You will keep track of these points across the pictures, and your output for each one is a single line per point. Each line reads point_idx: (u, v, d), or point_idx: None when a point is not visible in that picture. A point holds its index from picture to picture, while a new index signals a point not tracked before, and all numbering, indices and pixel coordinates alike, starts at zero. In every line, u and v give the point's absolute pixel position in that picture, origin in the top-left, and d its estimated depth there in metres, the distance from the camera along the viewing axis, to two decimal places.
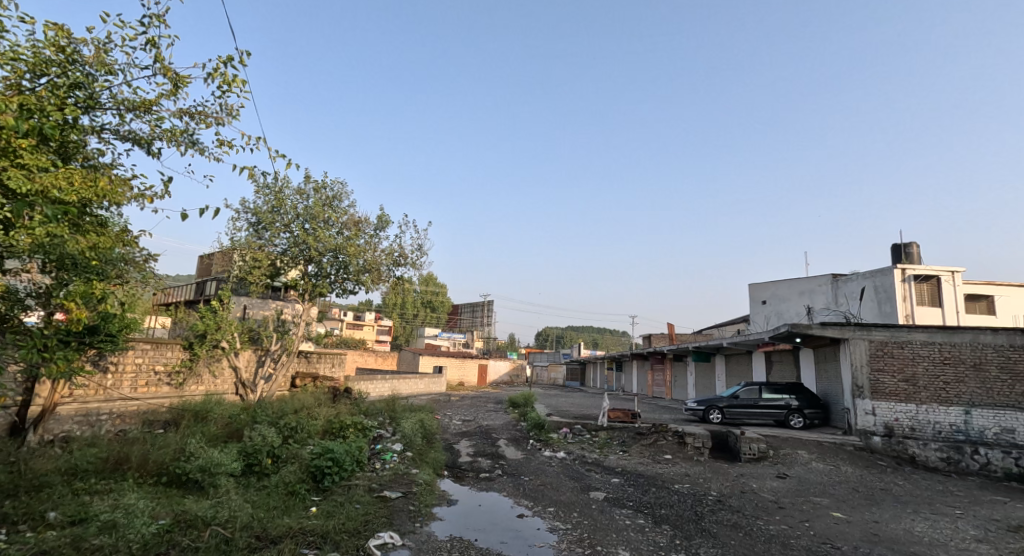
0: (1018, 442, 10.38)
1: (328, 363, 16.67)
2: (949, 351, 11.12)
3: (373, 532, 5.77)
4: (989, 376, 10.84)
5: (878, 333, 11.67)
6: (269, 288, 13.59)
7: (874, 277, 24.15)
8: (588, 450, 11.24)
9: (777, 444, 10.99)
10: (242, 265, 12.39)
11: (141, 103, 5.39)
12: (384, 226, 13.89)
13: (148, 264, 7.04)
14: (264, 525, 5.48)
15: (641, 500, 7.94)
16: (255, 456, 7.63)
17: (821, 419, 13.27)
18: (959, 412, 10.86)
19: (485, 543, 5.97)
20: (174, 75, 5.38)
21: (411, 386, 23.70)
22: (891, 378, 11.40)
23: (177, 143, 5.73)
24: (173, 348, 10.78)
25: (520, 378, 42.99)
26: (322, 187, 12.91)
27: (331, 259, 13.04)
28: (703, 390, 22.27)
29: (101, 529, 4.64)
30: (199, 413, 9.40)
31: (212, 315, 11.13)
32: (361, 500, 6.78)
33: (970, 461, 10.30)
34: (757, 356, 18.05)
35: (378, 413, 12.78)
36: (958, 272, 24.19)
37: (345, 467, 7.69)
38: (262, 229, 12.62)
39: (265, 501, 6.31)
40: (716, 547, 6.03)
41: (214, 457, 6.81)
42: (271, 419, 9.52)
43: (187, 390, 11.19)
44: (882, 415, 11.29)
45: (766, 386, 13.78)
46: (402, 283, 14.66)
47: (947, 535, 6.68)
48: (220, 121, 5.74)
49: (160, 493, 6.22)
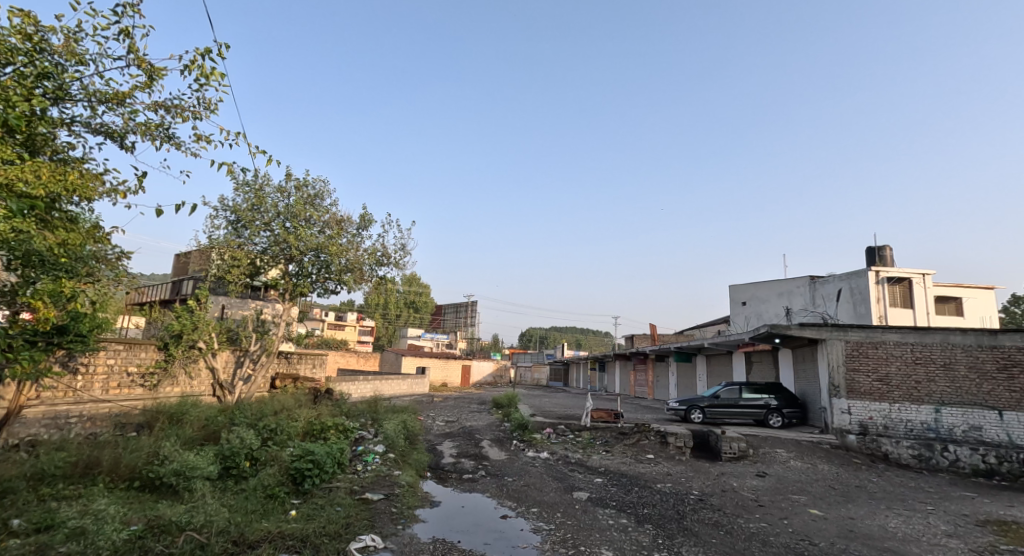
0: (986, 439, 10.71)
1: (310, 363, 16.45)
2: (921, 351, 11.42)
3: (354, 535, 5.68)
4: (958, 375, 11.14)
5: (854, 333, 11.97)
6: (248, 288, 13.32)
7: (850, 279, 24.76)
8: (572, 450, 11.28)
9: (756, 443, 11.15)
10: (221, 264, 12.11)
11: (113, 96, 5.22)
12: (367, 225, 13.71)
13: (121, 262, 6.84)
14: (242, 530, 5.34)
15: (624, 500, 7.97)
16: (232, 459, 7.44)
17: (799, 418, 13.54)
18: (930, 410, 11.16)
19: (469, 545, 5.92)
20: (150, 67, 5.23)
21: (394, 387, 23.52)
22: (866, 377, 11.69)
23: (152, 137, 5.57)
24: (147, 349, 10.48)
25: (504, 379, 43.01)
26: (304, 185, 12.70)
27: (313, 258, 12.83)
28: (684, 389, 22.52)
29: (69, 536, 4.46)
30: (174, 415, 9.13)
31: (188, 314, 10.82)
32: (342, 502, 6.68)
33: (940, 459, 10.62)
34: (737, 356, 18.37)
35: (360, 414, 12.68)
36: (929, 275, 24.95)
37: (325, 469, 7.59)
38: (241, 227, 12.34)
39: (243, 505, 6.16)
40: (698, 546, 6.08)
41: (189, 460, 6.63)
42: (249, 422, 9.32)
43: (162, 392, 10.86)
44: (857, 414, 11.57)
45: (746, 385, 13.99)
46: (385, 283, 14.48)
47: (919, 531, 6.86)
48: (197, 115, 5.62)
49: (132, 498, 6.02)
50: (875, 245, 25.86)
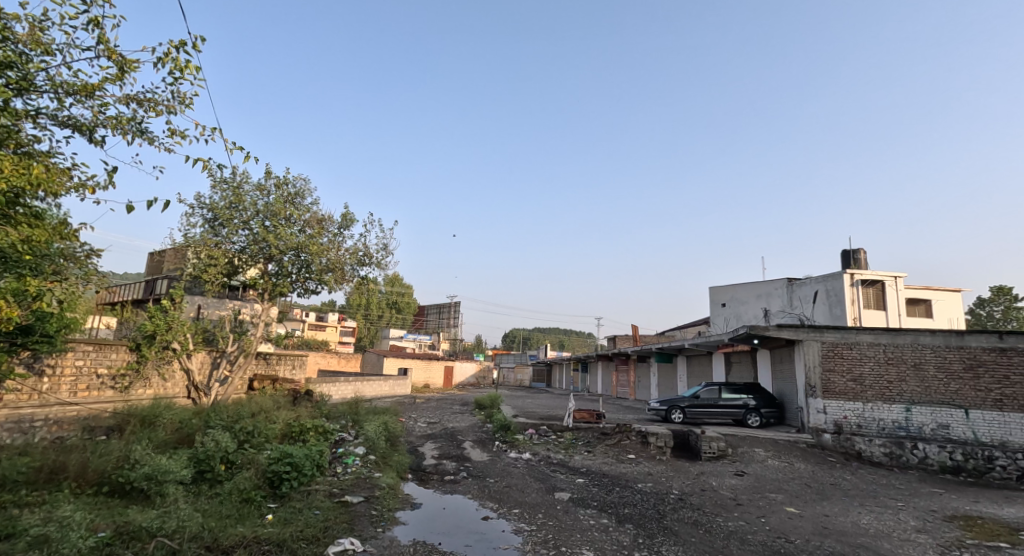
0: (953, 437, 11.08)
1: (289, 364, 16.16)
2: (892, 351, 11.76)
3: (333, 538, 5.58)
4: (927, 375, 11.49)
5: (830, 334, 12.24)
6: (225, 287, 13.04)
7: (826, 281, 25.35)
8: (554, 451, 11.33)
9: (735, 443, 11.33)
10: (197, 263, 11.78)
11: (82, 88, 5.04)
12: (349, 225, 13.51)
13: (91, 260, 6.57)
14: (215, 535, 5.20)
15: (605, 500, 8.01)
16: (207, 463, 7.22)
17: (776, 418, 13.80)
18: (901, 409, 11.48)
19: (449, 547, 5.86)
20: (121, 58, 5.07)
21: (375, 388, 23.25)
22: (841, 377, 11.96)
23: (124, 131, 5.40)
24: (118, 350, 10.14)
25: (487, 380, 42.89)
26: (284, 183, 12.45)
27: (293, 258, 12.59)
28: (665, 389, 22.77)
29: (31, 544, 4.23)
30: (146, 418, 8.84)
31: (162, 314, 10.43)
32: (321, 506, 6.56)
33: (910, 456, 10.96)
34: (717, 357, 18.64)
35: (341, 416, 12.51)
36: (901, 278, 25.72)
37: (304, 472, 7.46)
38: (218, 225, 12.02)
39: (217, 509, 6.00)
40: (678, 544, 6.14)
41: (161, 464, 6.42)
42: (226, 423, 9.08)
43: (133, 394, 10.54)
44: (832, 413, 11.84)
45: (726, 386, 14.21)
46: (367, 283, 14.27)
47: (890, 526, 7.05)
48: (171, 109, 5.51)
49: (100, 504, 5.82)
50: (849, 248, 26.54)
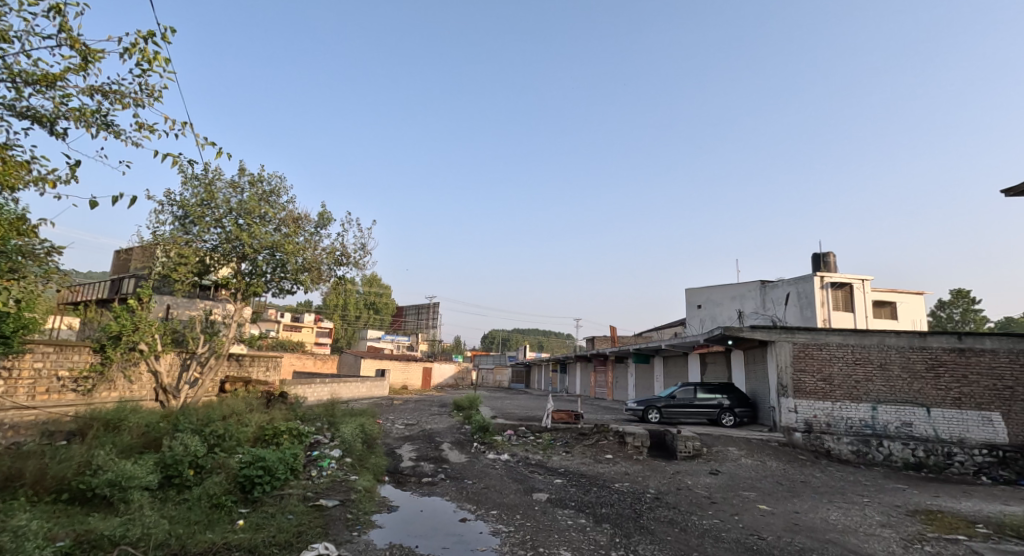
0: (916, 434, 11.48)
1: (263, 366, 15.77)
2: (860, 352, 12.15)
3: (307, 544, 5.44)
4: (892, 374, 11.90)
5: (801, 336, 12.56)
6: (196, 287, 12.67)
7: (797, 284, 26.10)
8: (533, 452, 11.33)
9: (710, 442, 11.55)
10: (166, 261, 11.36)
11: (43, 77, 4.82)
12: (326, 224, 13.26)
13: (51, 257, 6.20)
14: (183, 542, 5.06)
15: (583, 500, 8.06)
16: (175, 467, 6.96)
17: (749, 417, 14.10)
18: (867, 408, 11.86)
19: (427, 550, 5.79)
20: (84, 48, 4.87)
21: (352, 390, 22.90)
22: (811, 377, 12.29)
23: (87, 124, 5.19)
24: (81, 352, 9.76)
25: (466, 381, 42.72)
26: (259, 180, 12.16)
27: (268, 257, 12.30)
28: (642, 390, 23.04)
29: None
30: (111, 422, 8.50)
31: (129, 314, 10.00)
32: (294, 510, 6.41)
33: (875, 453, 11.35)
34: (692, 357, 18.95)
35: (316, 418, 12.24)
36: (868, 280, 26.59)
37: (277, 475, 7.25)
38: (189, 223, 11.65)
39: (185, 515, 5.81)
40: (654, 543, 6.19)
41: (126, 469, 6.16)
42: (195, 427, 8.77)
43: (97, 397, 10.15)
44: (803, 412, 12.12)
45: (701, 386, 14.46)
46: (345, 283, 14.03)
47: (857, 522, 7.27)
48: (139, 102, 5.34)
49: (59, 512, 5.56)
50: (819, 252, 27.32)
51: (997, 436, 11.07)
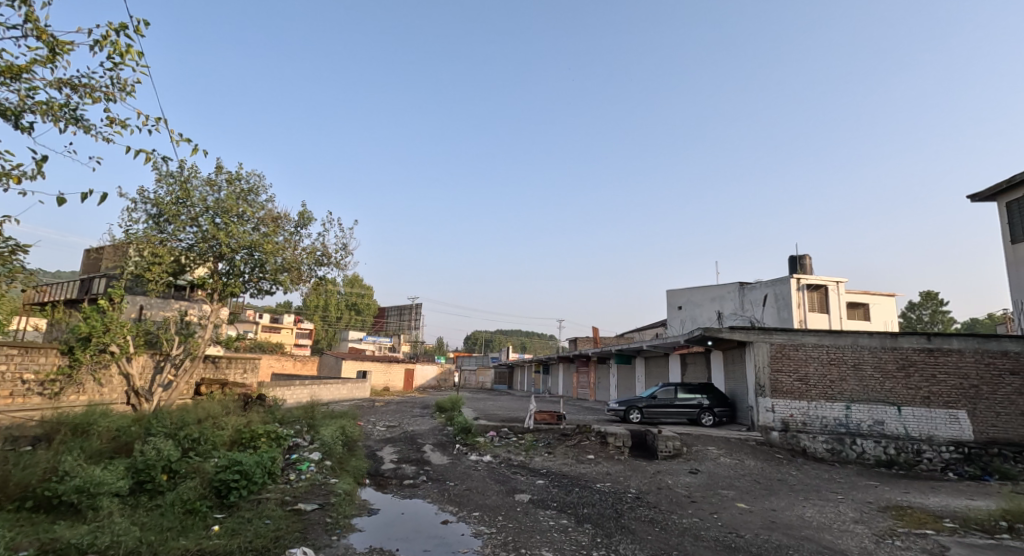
0: (887, 433, 11.81)
1: (240, 368, 15.45)
2: (835, 352, 12.44)
3: (285, 549, 5.33)
4: (865, 374, 12.22)
5: (778, 336, 12.77)
6: (171, 287, 12.34)
7: (774, 286, 26.64)
8: (515, 453, 11.33)
9: (690, 441, 11.71)
10: (139, 261, 11.03)
11: (8, 69, 4.62)
12: (306, 223, 13.07)
13: (15, 257, 5.91)
14: (154, 549, 4.90)
15: (564, 500, 8.09)
16: (147, 473, 6.77)
17: (728, 417, 14.33)
18: (842, 407, 12.15)
19: (408, 552, 5.74)
20: (52, 39, 4.69)
21: (333, 391, 22.57)
22: (788, 377, 12.55)
23: (55, 118, 5.00)
24: (47, 354, 9.46)
25: (448, 382, 42.47)
26: (236, 178, 11.91)
27: (245, 257, 12.04)
28: (624, 390, 23.20)
29: None
30: (79, 426, 8.20)
31: (99, 315, 9.67)
32: (272, 515, 6.28)
33: (849, 451, 11.63)
34: (673, 358, 19.19)
35: (295, 421, 12.02)
36: (842, 282, 27.29)
37: (253, 480, 7.13)
38: (163, 221, 11.36)
39: (158, 522, 5.65)
40: (635, 543, 6.23)
41: (94, 475, 5.97)
42: (168, 431, 8.51)
43: (65, 400, 9.83)
44: (780, 412, 12.38)
45: (681, 386, 14.64)
46: (325, 284, 13.85)
47: (831, 518, 7.44)
48: (110, 96, 5.16)
49: (22, 520, 5.35)
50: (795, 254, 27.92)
51: (964, 433, 11.45)
